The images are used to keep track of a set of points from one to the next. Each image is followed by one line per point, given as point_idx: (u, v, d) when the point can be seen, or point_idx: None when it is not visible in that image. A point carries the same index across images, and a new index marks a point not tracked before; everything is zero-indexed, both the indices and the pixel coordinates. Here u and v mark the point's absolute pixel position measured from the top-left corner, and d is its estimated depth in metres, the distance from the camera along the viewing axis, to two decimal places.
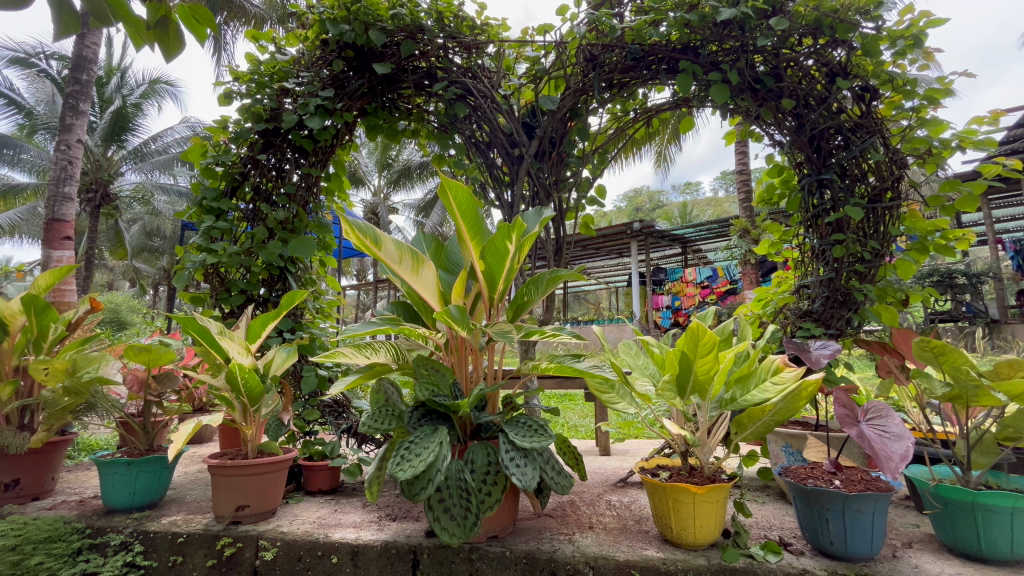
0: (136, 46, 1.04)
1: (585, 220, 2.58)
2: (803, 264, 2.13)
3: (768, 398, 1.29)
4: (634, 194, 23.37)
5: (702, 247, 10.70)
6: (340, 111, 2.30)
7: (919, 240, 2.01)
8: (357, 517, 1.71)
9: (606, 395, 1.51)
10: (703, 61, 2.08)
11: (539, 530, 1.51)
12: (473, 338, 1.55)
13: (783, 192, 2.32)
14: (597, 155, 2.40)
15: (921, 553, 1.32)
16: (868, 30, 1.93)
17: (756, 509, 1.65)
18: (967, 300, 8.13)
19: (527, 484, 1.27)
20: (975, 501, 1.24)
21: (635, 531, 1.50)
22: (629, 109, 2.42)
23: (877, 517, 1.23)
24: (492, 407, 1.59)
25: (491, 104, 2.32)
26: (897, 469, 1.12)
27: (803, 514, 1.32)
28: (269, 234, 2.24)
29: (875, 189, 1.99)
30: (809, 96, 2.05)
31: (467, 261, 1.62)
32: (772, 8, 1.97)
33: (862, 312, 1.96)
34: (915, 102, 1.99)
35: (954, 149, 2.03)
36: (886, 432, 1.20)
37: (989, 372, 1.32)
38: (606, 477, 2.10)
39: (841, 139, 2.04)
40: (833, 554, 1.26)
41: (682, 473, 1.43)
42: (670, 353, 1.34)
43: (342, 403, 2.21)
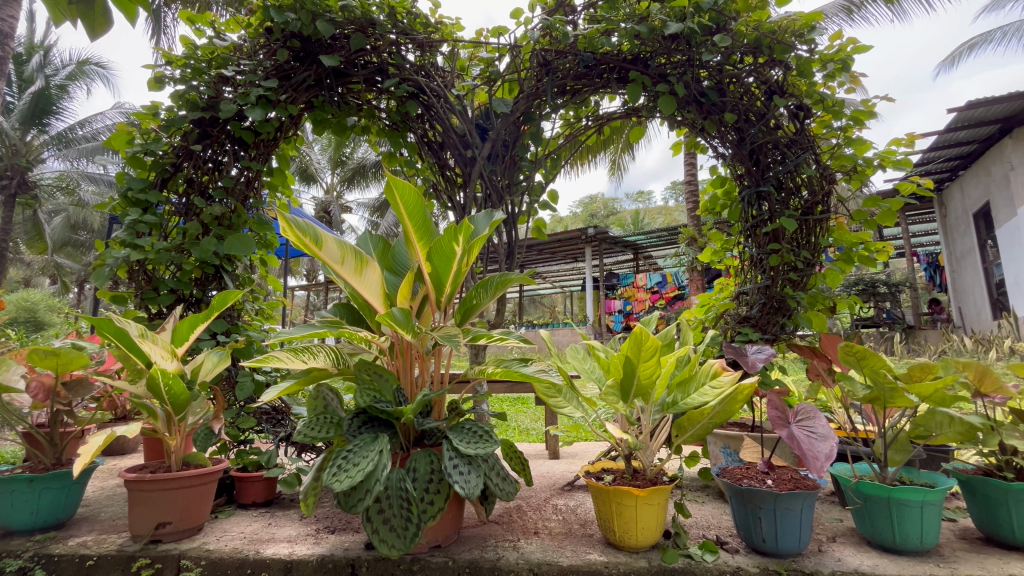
0: (54, 22, 0.93)
1: (538, 224, 2.59)
2: (743, 272, 2.22)
3: (707, 402, 1.33)
4: (590, 200, 23.88)
5: (653, 254, 11.13)
6: (284, 103, 2.19)
7: (846, 251, 2.15)
8: (292, 531, 1.62)
9: (553, 399, 1.50)
10: (652, 72, 2.14)
11: (484, 538, 1.48)
12: (419, 342, 1.51)
13: (725, 203, 2.42)
14: (549, 160, 2.41)
15: (844, 546, 1.40)
16: (802, 52, 2.05)
17: (695, 509, 1.70)
18: (888, 307, 8.82)
19: (470, 492, 1.24)
20: (892, 496, 1.32)
21: (580, 536, 1.50)
22: (581, 116, 2.45)
23: (805, 513, 1.29)
24: (437, 413, 1.54)
25: (444, 104, 2.28)
26: (822, 468, 1.18)
27: (738, 513, 1.37)
28: (202, 229, 2.09)
29: (807, 203, 2.11)
30: (749, 111, 2.14)
31: (414, 263, 1.57)
32: (716, 25, 2.06)
33: (795, 318, 2.07)
34: (844, 122, 2.13)
35: (878, 167, 2.18)
36: (813, 432, 1.26)
37: (904, 375, 1.41)
38: (553, 481, 2.10)
39: (778, 154, 2.15)
40: (765, 551, 1.32)
41: (625, 476, 1.44)
42: (615, 358, 1.36)
43: (281, 410, 2.11)
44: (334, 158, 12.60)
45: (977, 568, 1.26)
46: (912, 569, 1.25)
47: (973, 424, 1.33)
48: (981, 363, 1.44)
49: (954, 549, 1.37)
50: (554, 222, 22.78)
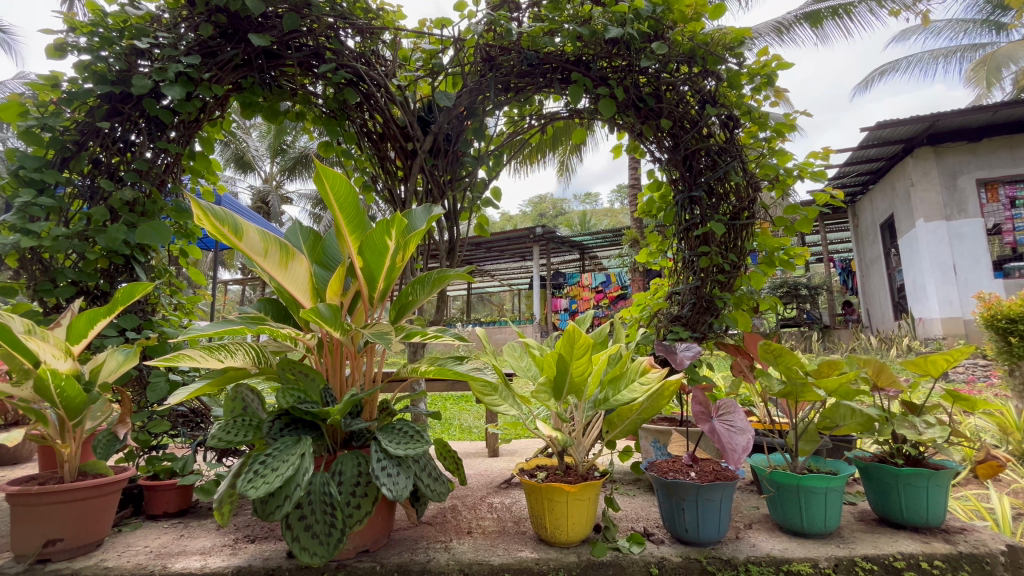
0: None
1: (480, 221, 2.58)
2: (676, 273, 2.32)
3: (635, 398, 1.36)
4: (538, 200, 24.16)
5: (598, 255, 11.46)
6: (208, 82, 2.02)
7: (768, 255, 2.29)
8: (207, 542, 1.50)
9: (488, 398, 1.48)
10: (594, 75, 2.17)
11: (415, 540, 1.45)
12: (349, 339, 1.45)
13: (661, 206, 2.51)
14: (493, 157, 2.40)
15: (759, 532, 1.49)
16: (732, 65, 2.16)
17: (626, 502, 1.75)
18: (808, 308, 9.56)
19: (398, 494, 1.20)
20: (801, 483, 1.41)
21: (513, 533, 1.50)
22: (526, 115, 2.45)
23: (724, 503, 1.36)
24: (368, 413, 1.48)
25: (384, 94, 2.20)
26: (740, 460, 1.24)
27: (664, 505, 1.41)
28: (110, 215, 1.89)
29: (735, 208, 2.23)
30: (684, 118, 2.22)
31: (346, 257, 1.50)
32: (654, 33, 2.13)
33: (721, 317, 2.17)
34: (768, 133, 2.27)
35: (799, 178, 2.34)
36: (733, 426, 1.33)
37: (814, 370, 1.52)
38: (490, 479, 2.09)
39: (708, 161, 2.24)
40: (687, 540, 1.37)
41: (558, 472, 1.46)
42: (548, 356, 1.36)
43: (200, 412, 1.95)
44: (273, 145, 11.98)
45: (872, 547, 1.37)
46: (816, 551, 1.34)
47: (871, 416, 1.46)
48: (879, 360, 1.57)
49: (852, 531, 1.49)
50: (503, 220, 22.86)
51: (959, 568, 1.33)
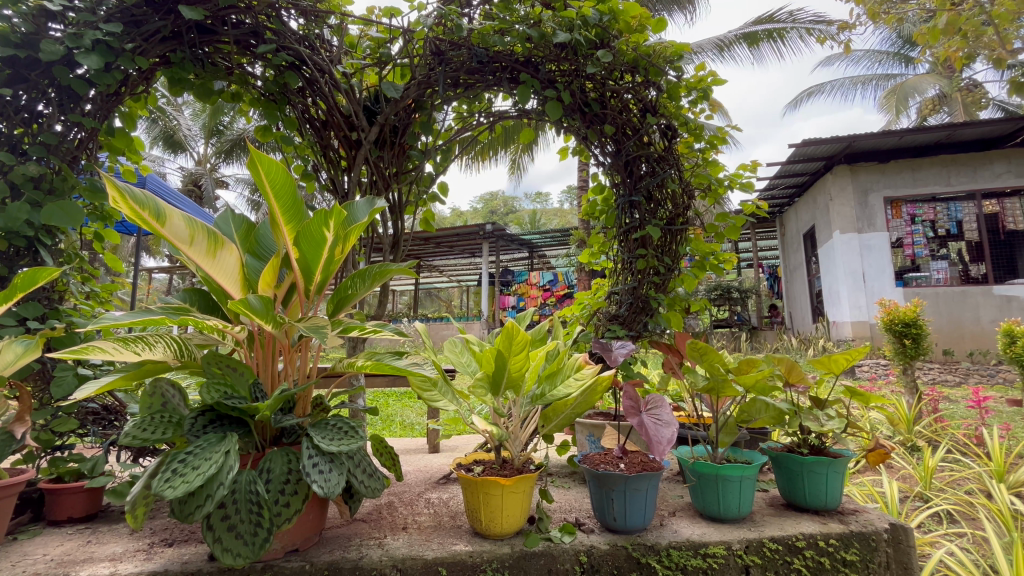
0: None
1: (426, 216, 2.58)
2: (615, 274, 2.41)
3: (570, 393, 1.41)
4: (489, 197, 24.20)
5: (547, 254, 11.64)
6: (131, 54, 1.86)
7: (699, 260, 2.43)
8: (117, 548, 1.40)
9: (427, 393, 1.47)
10: (542, 77, 2.21)
11: (347, 538, 1.42)
12: (282, 332, 1.39)
13: (603, 209, 2.60)
14: (441, 152, 2.40)
15: (681, 519, 1.59)
16: (672, 78, 2.27)
17: (560, 494, 1.80)
18: (739, 310, 10.19)
19: (330, 490, 1.17)
20: (719, 472, 1.52)
21: (448, 528, 1.51)
22: (474, 112, 2.46)
23: (650, 492, 1.43)
24: (300, 409, 1.44)
25: (329, 81, 2.13)
26: (664, 451, 1.32)
27: (595, 496, 1.47)
28: (10, 192, 1.70)
29: (671, 214, 2.34)
30: (626, 126, 2.31)
31: (280, 248, 1.45)
32: (601, 41, 2.19)
33: (655, 317, 2.28)
34: (703, 145, 2.41)
35: (730, 187, 2.50)
36: (659, 419, 1.41)
37: (736, 368, 1.64)
38: (429, 475, 2.09)
39: (648, 167, 2.34)
40: (615, 528, 1.44)
41: (494, 466, 1.48)
42: (487, 352, 1.37)
43: (114, 409, 1.81)
44: (208, 125, 11.24)
45: (778, 529, 1.50)
46: (731, 534, 1.45)
47: (782, 410, 1.60)
48: (790, 358, 1.71)
49: (763, 515, 1.62)
50: (453, 216, 22.72)
51: (850, 546, 1.48)
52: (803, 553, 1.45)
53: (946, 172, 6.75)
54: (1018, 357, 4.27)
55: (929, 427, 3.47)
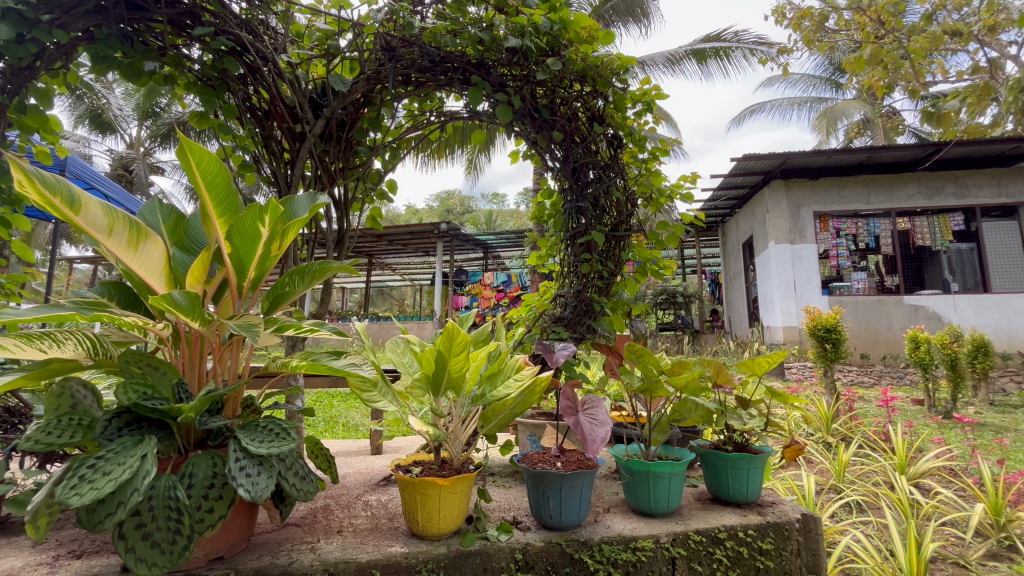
0: None
1: (373, 214, 2.54)
2: (562, 277, 2.47)
3: (509, 394, 1.44)
4: (446, 196, 24.02)
5: (501, 254, 11.68)
6: (47, 26, 1.72)
7: (641, 265, 2.52)
8: (16, 562, 1.29)
9: (366, 394, 1.45)
10: (493, 80, 2.23)
11: (278, 543, 1.38)
12: (210, 330, 1.33)
13: (551, 213, 2.65)
14: (389, 150, 2.37)
15: (614, 515, 1.65)
16: (619, 89, 2.35)
17: (500, 493, 1.83)
18: (683, 314, 10.64)
19: (258, 494, 1.13)
20: (651, 469, 1.59)
21: (385, 529, 1.50)
22: (426, 111, 2.45)
23: (585, 490, 1.48)
24: (229, 411, 1.39)
25: (272, 70, 2.05)
26: (598, 449, 1.37)
27: (532, 494, 1.50)
28: None
29: (615, 220, 2.43)
30: (574, 133, 2.37)
31: (212, 242, 1.38)
32: (551, 49, 2.23)
33: (598, 320, 2.35)
34: (646, 156, 2.51)
35: (671, 197, 2.61)
36: (595, 419, 1.46)
37: (669, 370, 1.72)
38: (369, 477, 2.05)
39: (594, 174, 2.41)
40: (551, 525, 1.47)
41: (433, 467, 1.48)
42: (427, 352, 1.37)
43: (18, 411, 1.67)
44: (143, 107, 10.48)
45: (702, 521, 1.59)
46: (659, 528, 1.52)
47: (710, 409, 1.70)
48: (719, 361, 1.81)
49: (691, 509, 1.72)
50: (408, 213, 22.36)
51: (766, 536, 1.59)
52: (724, 544, 1.54)
53: (867, 191, 7.37)
54: (922, 360, 4.70)
55: (845, 425, 3.79)
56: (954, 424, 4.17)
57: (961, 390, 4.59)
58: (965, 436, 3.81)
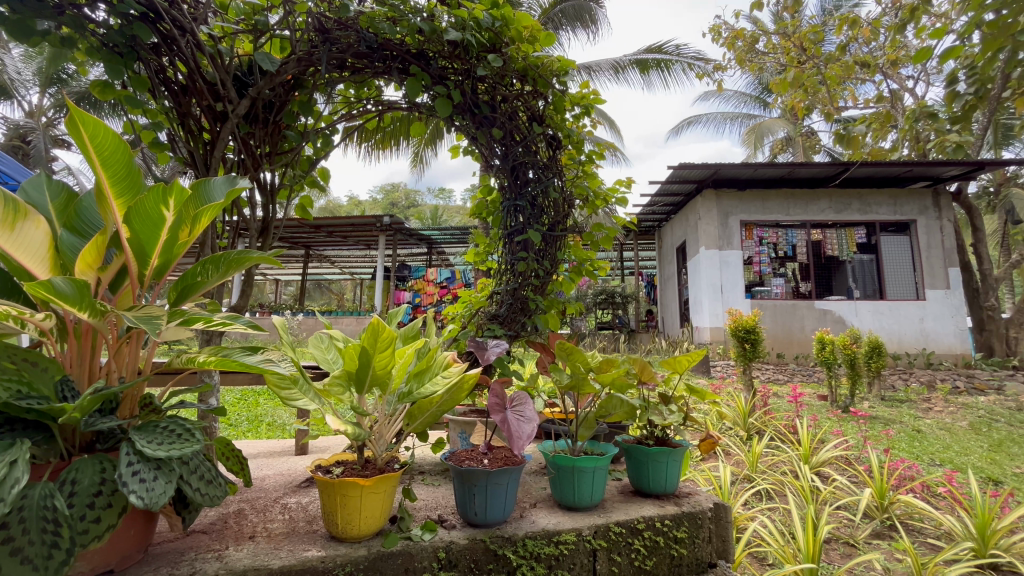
0: None
1: (303, 203, 2.43)
2: (499, 275, 2.47)
3: (436, 391, 1.42)
4: (391, 188, 23.43)
5: (446, 250, 11.56)
6: None
7: (576, 265, 2.58)
8: None
9: (285, 391, 1.38)
10: (433, 72, 2.20)
11: (180, 553, 1.28)
12: (104, 322, 1.20)
13: (491, 210, 2.66)
14: (321, 137, 2.27)
15: (540, 510, 1.67)
16: (559, 90, 2.39)
17: (427, 492, 1.80)
18: (621, 313, 11.02)
19: (153, 501, 1.03)
20: (576, 464, 1.63)
21: (303, 533, 1.43)
22: (363, 98, 2.37)
23: (510, 486, 1.49)
24: (124, 411, 1.27)
25: (191, 42, 1.88)
26: (523, 446, 1.38)
27: (458, 492, 1.49)
28: None
29: (553, 220, 2.45)
30: (514, 131, 2.39)
31: (108, 225, 1.25)
32: (492, 45, 2.23)
33: (533, 318, 2.37)
34: (584, 159, 2.57)
35: (607, 201, 2.69)
36: (522, 416, 1.48)
37: (597, 367, 1.78)
38: (289, 478, 1.95)
39: (534, 174, 2.43)
40: (476, 522, 1.47)
41: (356, 467, 1.43)
42: (351, 348, 1.32)
43: None
44: (45, 72, 9.36)
45: (623, 513, 1.65)
46: (582, 522, 1.57)
47: (634, 405, 1.76)
48: (643, 359, 1.88)
49: (614, 502, 1.78)
50: (350, 204, 21.57)
51: (681, 525, 1.68)
52: (642, 534, 1.61)
53: (787, 204, 7.98)
54: (828, 359, 5.14)
55: (759, 419, 4.08)
56: (851, 417, 4.61)
57: (858, 386, 5.09)
58: (859, 428, 4.23)
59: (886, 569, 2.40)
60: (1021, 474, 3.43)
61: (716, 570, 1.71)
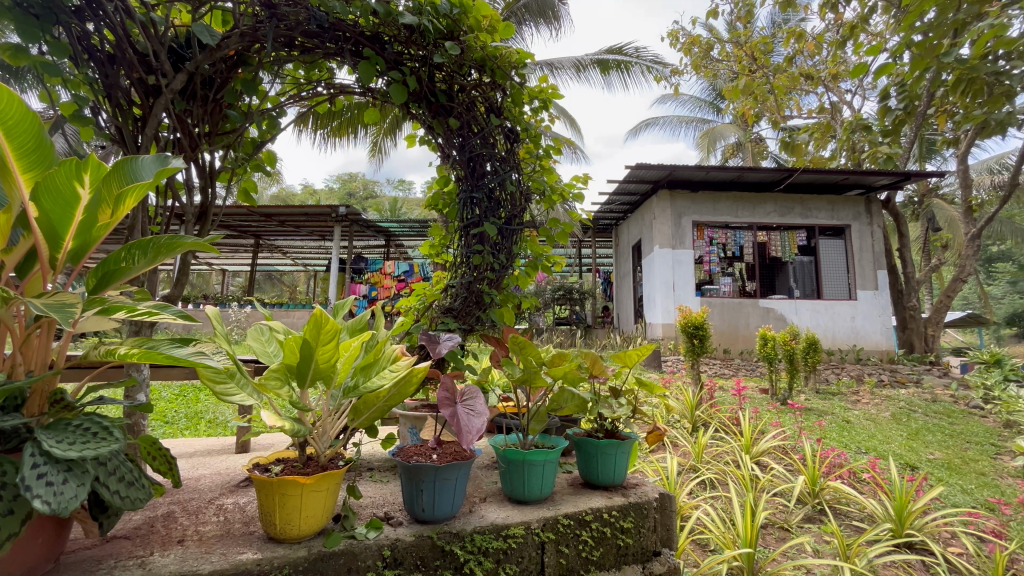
0: None
1: (246, 186, 2.31)
2: (454, 268, 2.42)
3: (383, 385, 1.38)
4: (348, 178, 22.74)
5: (404, 242, 11.33)
6: None
7: (532, 260, 2.58)
8: None
9: (220, 386, 1.30)
10: (387, 56, 2.12)
11: (97, 561, 1.18)
12: (6, 310, 1.09)
13: (447, 202, 2.61)
14: (267, 118, 2.15)
15: (490, 504, 1.66)
16: (517, 83, 2.37)
17: (374, 489, 1.75)
18: (578, 309, 11.18)
19: (63, 506, 0.94)
20: (526, 458, 1.63)
21: (238, 535, 1.36)
22: (313, 81, 2.26)
23: (459, 481, 1.47)
24: (32, 408, 1.16)
25: (120, 8, 1.73)
26: (472, 440, 1.36)
27: (405, 489, 1.46)
28: None
29: (510, 214, 2.43)
30: (471, 122, 2.36)
31: (14, 202, 1.14)
32: (450, 33, 2.18)
33: (488, 312, 2.35)
34: (542, 154, 2.57)
35: (564, 196, 2.69)
36: (472, 410, 1.46)
37: (549, 361, 1.78)
38: (226, 478, 1.85)
39: (491, 167, 2.40)
40: (423, 519, 1.44)
41: (296, 465, 1.37)
42: (292, 340, 1.26)
43: None
44: None
45: (572, 505, 1.67)
46: (531, 515, 1.57)
47: (585, 398, 1.78)
48: (594, 353, 1.91)
49: (563, 494, 1.79)
50: (304, 193, 20.77)
51: (628, 515, 1.71)
52: (590, 525, 1.63)
53: (735, 207, 8.34)
54: (769, 355, 5.41)
55: (706, 412, 4.25)
56: (789, 409, 4.88)
57: (796, 380, 5.40)
58: (796, 420, 4.48)
59: (816, 551, 2.56)
60: (934, 460, 3.74)
61: (660, 558, 1.76)
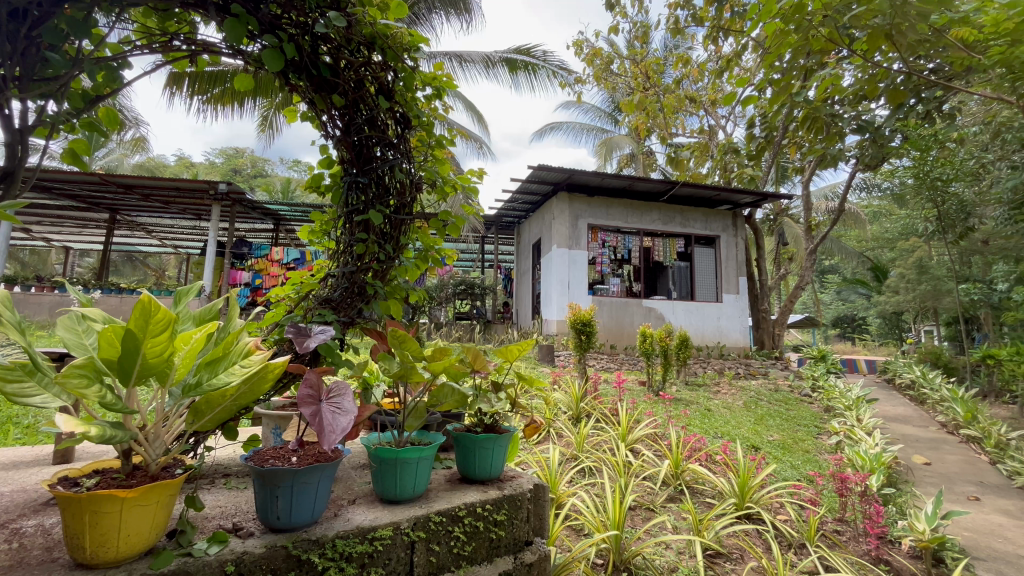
0: None
1: (75, 146, 1.92)
2: (335, 255, 2.26)
3: (229, 381, 1.23)
4: (233, 152, 20.48)
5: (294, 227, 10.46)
6: None
7: (422, 251, 2.50)
8: None
9: (12, 385, 1.06)
10: (261, 17, 1.89)
11: None
12: None
13: (330, 185, 2.43)
14: (104, 69, 1.80)
15: (358, 506, 1.58)
16: (409, 66, 2.28)
17: (225, 497, 1.57)
18: (479, 304, 11.22)
19: None
20: (399, 456, 1.57)
21: (34, 565, 1.13)
22: (170, 33, 1.94)
23: (321, 485, 1.37)
24: None
25: None
26: (335, 440, 1.27)
27: (258, 495, 1.32)
28: None
29: (398, 202, 2.32)
30: (359, 101, 2.21)
31: None
32: (336, 3, 2.02)
33: (371, 304, 2.22)
34: (434, 143, 2.50)
35: (456, 188, 2.63)
36: (338, 408, 1.36)
37: (429, 356, 1.74)
38: (31, 496, 1.53)
39: (379, 150, 2.28)
40: (277, 527, 1.32)
41: (117, 477, 1.17)
42: (109, 330, 1.07)
43: None
44: None
45: (445, 502, 1.64)
46: (401, 515, 1.51)
47: (465, 394, 1.76)
48: (476, 347, 1.90)
49: (439, 491, 1.76)
50: (177, 165, 18.29)
51: (501, 508, 1.73)
52: (463, 521, 1.62)
53: (626, 212, 8.95)
54: (648, 350, 5.88)
55: (589, 403, 4.50)
56: (661, 400, 5.35)
57: (669, 374, 5.92)
58: (666, 409, 4.93)
59: (674, 528, 2.83)
60: (772, 442, 4.34)
61: (531, 547, 1.81)
